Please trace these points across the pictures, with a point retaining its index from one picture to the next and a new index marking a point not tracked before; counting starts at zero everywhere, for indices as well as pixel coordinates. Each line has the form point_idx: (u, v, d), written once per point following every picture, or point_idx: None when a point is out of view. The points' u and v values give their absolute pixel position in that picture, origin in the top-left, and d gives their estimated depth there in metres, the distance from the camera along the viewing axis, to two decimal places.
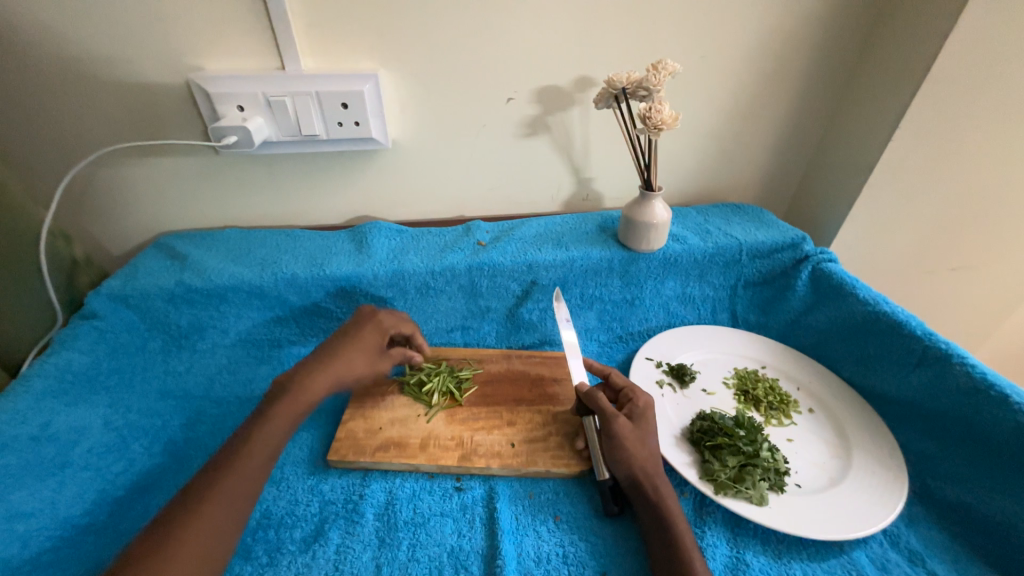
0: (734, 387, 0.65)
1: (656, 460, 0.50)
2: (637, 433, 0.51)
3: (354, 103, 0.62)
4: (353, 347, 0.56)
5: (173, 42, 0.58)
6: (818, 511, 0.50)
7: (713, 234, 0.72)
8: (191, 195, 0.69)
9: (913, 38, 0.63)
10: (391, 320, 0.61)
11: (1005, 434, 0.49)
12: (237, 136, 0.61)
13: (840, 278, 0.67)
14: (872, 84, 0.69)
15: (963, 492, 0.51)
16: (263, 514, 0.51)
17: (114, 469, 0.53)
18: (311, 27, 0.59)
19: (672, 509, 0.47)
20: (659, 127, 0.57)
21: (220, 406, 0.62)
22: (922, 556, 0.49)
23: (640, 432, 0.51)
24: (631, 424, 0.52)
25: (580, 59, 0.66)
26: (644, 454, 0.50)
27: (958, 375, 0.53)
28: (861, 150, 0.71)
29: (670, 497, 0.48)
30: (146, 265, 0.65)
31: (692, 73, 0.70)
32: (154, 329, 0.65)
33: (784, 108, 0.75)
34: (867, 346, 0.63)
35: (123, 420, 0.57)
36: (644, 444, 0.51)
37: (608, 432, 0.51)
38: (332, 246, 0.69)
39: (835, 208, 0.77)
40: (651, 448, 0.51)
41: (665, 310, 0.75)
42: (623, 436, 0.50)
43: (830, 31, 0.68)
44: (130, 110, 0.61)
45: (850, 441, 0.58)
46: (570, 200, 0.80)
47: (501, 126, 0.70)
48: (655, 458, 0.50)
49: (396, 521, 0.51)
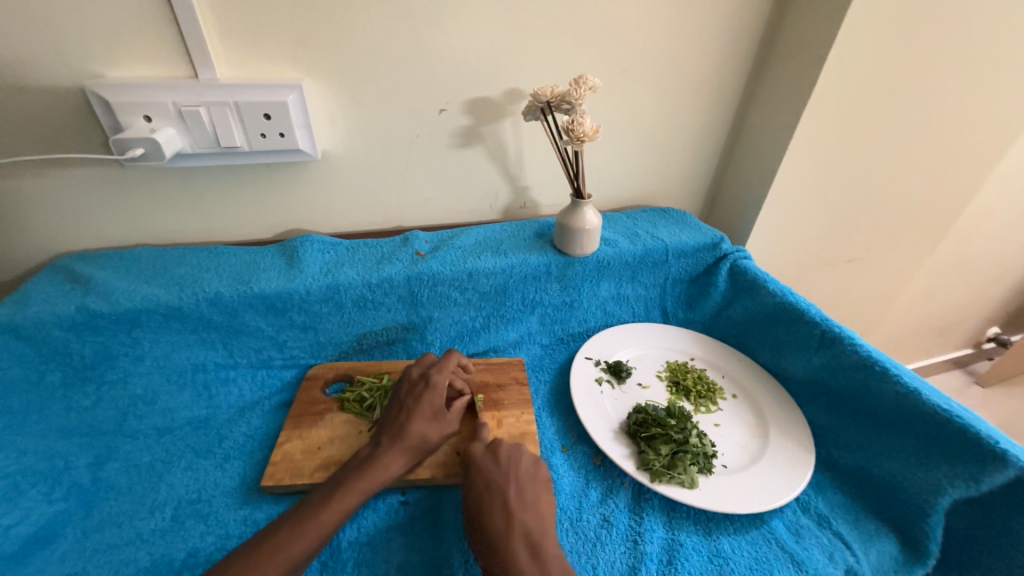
0: (667, 379, 0.69)
1: (523, 502, 0.47)
2: (495, 480, 0.49)
3: (277, 113, 0.60)
4: (413, 418, 0.53)
5: (61, 45, 0.52)
6: (741, 487, 0.54)
7: (642, 237, 0.77)
8: (94, 211, 0.63)
9: (799, 58, 0.71)
10: (445, 378, 0.57)
11: (887, 404, 0.56)
12: (144, 148, 0.56)
13: (753, 273, 0.74)
14: (769, 99, 0.77)
15: (859, 458, 0.58)
16: (188, 552, 0.47)
17: (5, 522, 0.47)
18: (225, 34, 0.56)
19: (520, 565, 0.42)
20: (582, 138, 0.61)
21: (134, 441, 0.57)
22: (829, 519, 0.54)
23: (498, 479, 0.49)
24: (490, 467, 0.50)
25: (509, 72, 0.69)
26: (499, 509, 0.46)
27: (849, 354, 0.60)
28: (764, 157, 0.79)
29: (524, 547, 0.43)
30: (39, 291, 0.58)
31: (616, 87, 0.74)
32: (53, 361, 0.57)
33: (699, 120, 0.82)
34: (779, 333, 0.70)
35: (15, 465, 0.51)
36: (503, 491, 0.48)
37: (466, 484, 0.49)
38: (261, 263, 0.66)
39: (746, 211, 0.85)
40: (508, 496, 0.47)
41: (603, 311, 0.79)
42: (478, 486, 0.48)
43: (732, 51, 0.75)
44: (13, 120, 0.55)
45: (767, 421, 0.63)
46: (508, 208, 0.82)
47: (434, 137, 0.71)
48: (513, 508, 0.46)
49: (340, 542, 0.50)
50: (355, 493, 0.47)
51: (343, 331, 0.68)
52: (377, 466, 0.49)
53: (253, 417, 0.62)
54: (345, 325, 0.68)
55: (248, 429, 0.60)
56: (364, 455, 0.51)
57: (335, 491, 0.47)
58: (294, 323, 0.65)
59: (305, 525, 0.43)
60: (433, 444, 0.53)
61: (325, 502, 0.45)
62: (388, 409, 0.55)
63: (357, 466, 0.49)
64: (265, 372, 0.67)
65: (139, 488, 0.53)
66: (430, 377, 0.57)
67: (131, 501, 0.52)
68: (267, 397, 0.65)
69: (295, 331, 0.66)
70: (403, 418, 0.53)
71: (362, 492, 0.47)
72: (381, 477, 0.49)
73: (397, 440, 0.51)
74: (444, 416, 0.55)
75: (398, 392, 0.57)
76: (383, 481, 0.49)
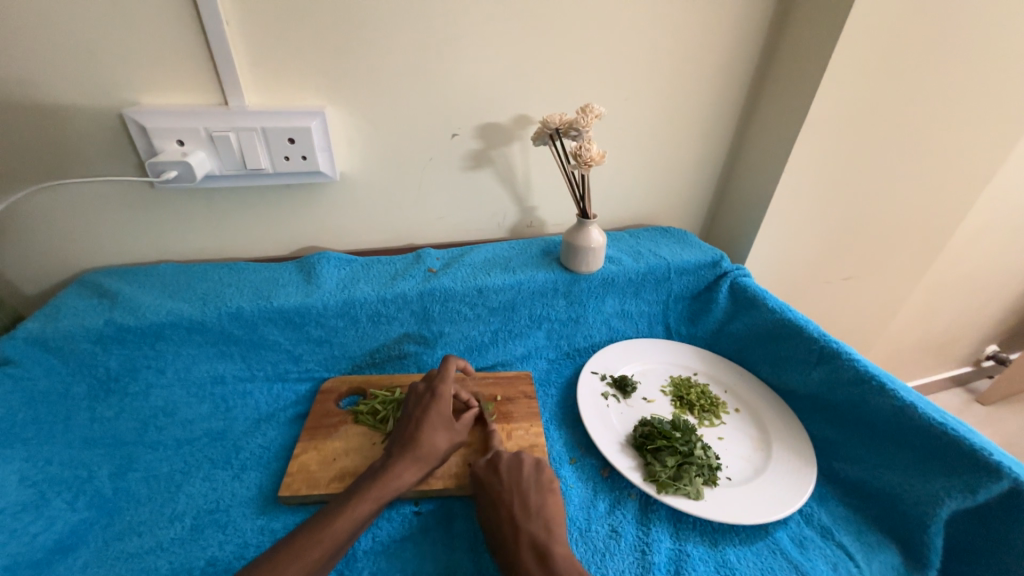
0: (671, 393, 0.71)
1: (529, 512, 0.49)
2: (506, 487, 0.52)
3: (301, 138, 0.64)
4: (420, 428, 0.55)
5: (107, 76, 0.57)
6: (746, 499, 0.56)
7: (644, 255, 0.80)
8: (122, 229, 0.67)
9: (792, 86, 0.75)
10: (449, 388, 0.59)
11: (885, 417, 0.58)
12: (177, 170, 0.60)
13: (752, 290, 0.76)
14: (763, 125, 0.81)
15: (860, 471, 0.59)
16: (208, 560, 0.49)
17: (31, 530, 0.48)
18: (257, 65, 0.60)
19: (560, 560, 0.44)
20: (589, 163, 0.64)
21: (155, 451, 0.59)
22: (832, 530, 0.56)
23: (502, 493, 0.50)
24: (502, 474, 0.53)
25: (518, 100, 0.73)
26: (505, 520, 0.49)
27: (847, 368, 0.62)
28: (760, 179, 0.83)
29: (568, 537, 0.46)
30: (69, 305, 0.60)
31: (620, 113, 0.79)
32: (79, 373, 0.59)
33: (698, 144, 0.86)
34: (779, 348, 0.72)
35: (41, 474, 0.52)
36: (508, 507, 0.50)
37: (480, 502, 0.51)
38: (280, 278, 0.68)
39: (744, 231, 0.88)
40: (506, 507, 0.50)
41: (607, 326, 0.81)
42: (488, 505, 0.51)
43: (728, 80, 0.80)
44: (55, 144, 0.59)
45: (770, 435, 0.65)
46: (515, 227, 0.86)
47: (447, 160, 0.75)
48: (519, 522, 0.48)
49: (355, 551, 0.51)
50: (370, 500, 0.48)
51: (357, 345, 0.70)
52: (390, 474, 0.51)
53: (269, 428, 0.64)
54: (359, 339, 0.70)
55: (264, 440, 0.62)
56: (378, 465, 0.52)
57: (350, 499, 0.48)
58: (310, 337, 0.67)
59: (322, 531, 0.45)
60: (443, 454, 0.55)
61: (341, 509, 0.47)
62: (399, 420, 0.57)
63: (371, 476, 0.51)
64: (281, 385, 0.69)
65: (159, 497, 0.54)
66: (435, 388, 0.59)
67: (151, 510, 0.53)
68: (282, 409, 0.66)
69: (310, 345, 0.68)
70: (411, 427, 0.55)
71: (376, 500, 0.49)
72: (394, 484, 0.50)
73: (408, 449, 0.53)
74: (452, 424, 0.57)
75: (407, 403, 0.59)
76: (396, 489, 0.50)
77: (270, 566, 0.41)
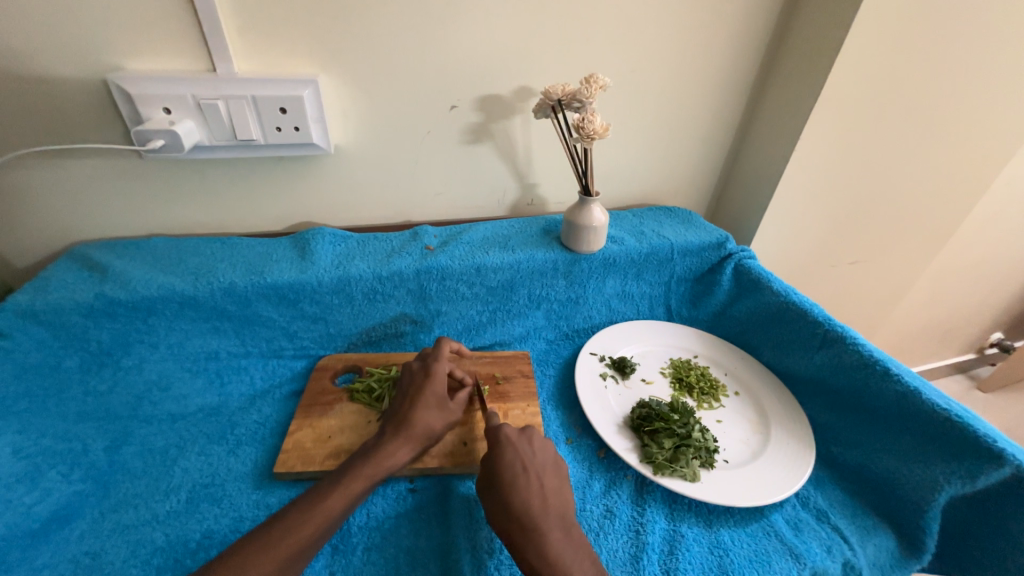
0: (670, 375, 0.70)
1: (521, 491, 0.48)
2: (531, 465, 0.49)
3: (293, 108, 0.61)
4: (413, 406, 0.54)
5: (85, 39, 0.54)
6: (743, 482, 0.55)
7: (647, 235, 0.78)
8: (111, 201, 0.65)
9: (807, 59, 0.71)
10: (443, 367, 0.59)
11: (887, 403, 0.57)
12: (165, 140, 0.57)
13: (757, 272, 0.75)
14: (775, 100, 0.78)
15: (859, 455, 0.59)
16: (204, 534, 0.49)
17: (26, 501, 0.48)
18: (245, 29, 0.57)
19: (553, 542, 0.44)
20: (592, 136, 0.61)
21: (149, 426, 0.59)
22: (828, 513, 0.55)
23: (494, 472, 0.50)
24: (526, 452, 0.51)
25: (520, 71, 0.70)
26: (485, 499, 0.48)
27: (851, 353, 0.61)
28: (770, 158, 0.80)
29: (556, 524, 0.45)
30: (59, 278, 0.59)
31: (625, 86, 0.75)
32: (70, 346, 0.58)
33: (706, 120, 0.82)
34: (782, 332, 0.71)
35: (36, 446, 0.52)
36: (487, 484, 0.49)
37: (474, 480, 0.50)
38: (274, 254, 0.67)
39: (751, 212, 0.86)
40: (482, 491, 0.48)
41: (607, 307, 0.80)
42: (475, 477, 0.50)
43: (741, 52, 0.76)
44: (36, 112, 0.56)
45: (769, 419, 0.64)
46: (515, 205, 0.83)
47: (444, 133, 0.72)
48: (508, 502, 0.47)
49: (350, 527, 0.51)
50: (363, 478, 0.48)
51: (352, 323, 0.69)
52: (383, 452, 0.50)
53: (264, 405, 0.63)
54: (355, 317, 0.69)
55: (259, 416, 0.62)
56: (371, 443, 0.52)
57: (343, 476, 0.48)
58: (304, 314, 0.67)
59: (314, 507, 0.44)
60: (437, 433, 0.54)
61: (334, 486, 0.47)
62: (394, 398, 0.57)
63: (364, 454, 0.50)
64: (276, 362, 0.68)
65: (154, 471, 0.54)
66: (428, 367, 0.58)
67: (147, 483, 0.53)
68: (277, 386, 0.66)
69: (305, 322, 0.67)
70: (405, 406, 0.54)
71: (369, 478, 0.48)
72: (387, 462, 0.50)
73: (401, 427, 0.53)
74: (446, 403, 0.56)
75: (401, 382, 0.58)
76: (389, 467, 0.50)
77: (261, 543, 0.41)
